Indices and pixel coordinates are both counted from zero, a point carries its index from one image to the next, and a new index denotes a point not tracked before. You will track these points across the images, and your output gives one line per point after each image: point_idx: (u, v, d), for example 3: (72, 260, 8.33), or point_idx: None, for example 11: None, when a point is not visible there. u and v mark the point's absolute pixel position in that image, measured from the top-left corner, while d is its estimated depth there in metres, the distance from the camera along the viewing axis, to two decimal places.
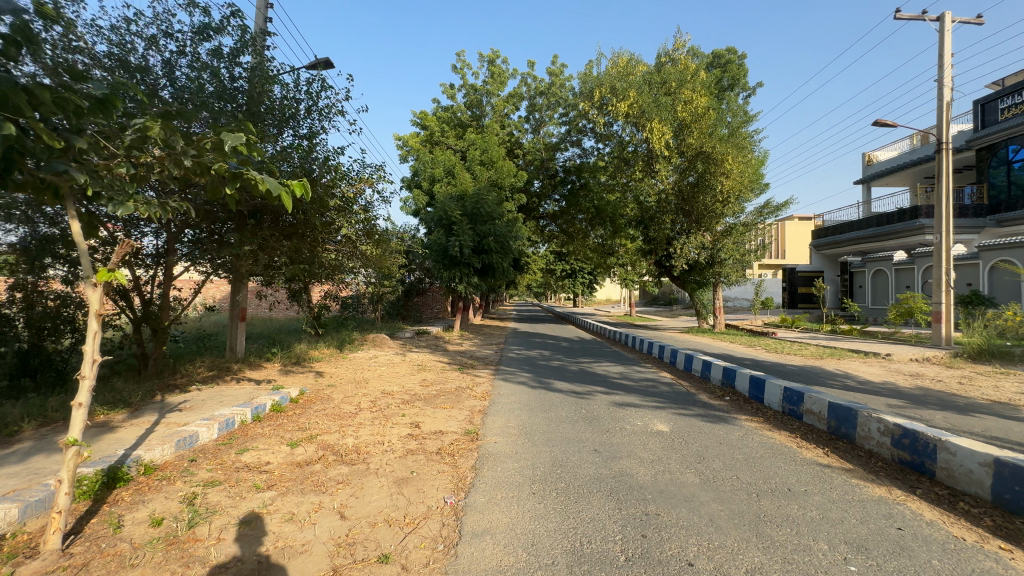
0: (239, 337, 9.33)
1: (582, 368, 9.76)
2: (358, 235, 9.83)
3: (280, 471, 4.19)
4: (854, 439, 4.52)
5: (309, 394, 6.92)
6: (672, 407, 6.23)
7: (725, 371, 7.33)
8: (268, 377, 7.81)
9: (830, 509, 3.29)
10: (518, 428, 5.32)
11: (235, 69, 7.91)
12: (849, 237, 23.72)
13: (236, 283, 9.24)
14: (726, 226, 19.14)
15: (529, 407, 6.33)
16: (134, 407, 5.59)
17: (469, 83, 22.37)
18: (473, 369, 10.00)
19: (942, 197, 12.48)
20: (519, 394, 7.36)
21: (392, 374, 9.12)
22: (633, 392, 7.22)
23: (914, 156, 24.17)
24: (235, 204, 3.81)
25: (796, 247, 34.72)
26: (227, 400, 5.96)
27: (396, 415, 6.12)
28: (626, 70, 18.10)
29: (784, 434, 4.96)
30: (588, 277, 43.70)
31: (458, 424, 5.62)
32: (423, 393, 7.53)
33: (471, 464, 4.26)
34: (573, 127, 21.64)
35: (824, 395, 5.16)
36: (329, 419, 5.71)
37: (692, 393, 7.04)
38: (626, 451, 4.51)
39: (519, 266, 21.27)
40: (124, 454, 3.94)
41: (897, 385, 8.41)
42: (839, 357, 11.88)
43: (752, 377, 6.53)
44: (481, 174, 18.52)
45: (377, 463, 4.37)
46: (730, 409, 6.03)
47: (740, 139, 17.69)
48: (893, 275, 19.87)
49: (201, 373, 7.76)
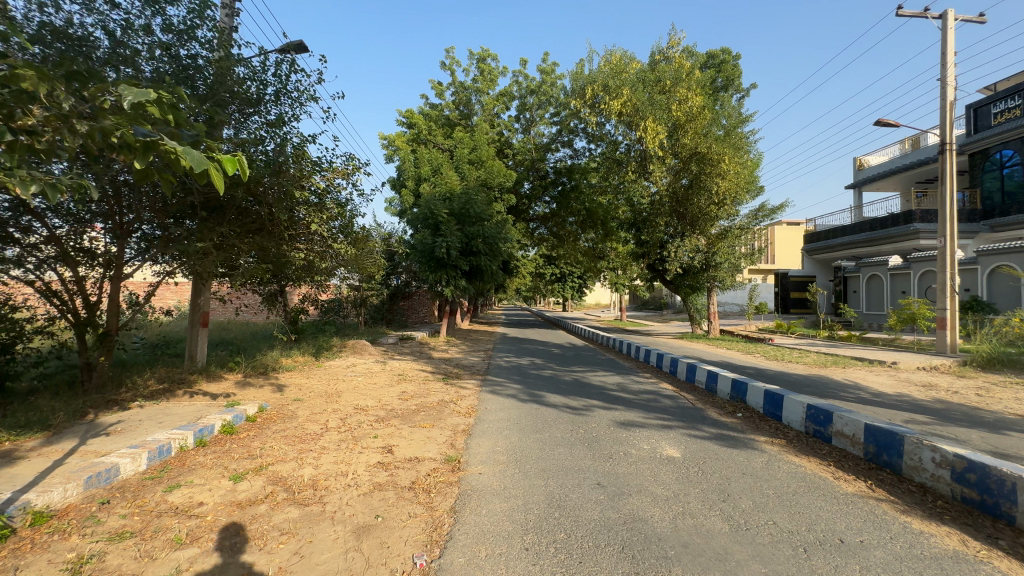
0: (200, 344, 8.49)
1: (576, 378, 9.03)
2: (332, 234, 9.02)
3: (214, 516, 3.42)
4: (900, 469, 3.87)
5: (271, 411, 6.09)
6: (681, 426, 5.53)
7: (734, 383, 6.67)
8: (226, 391, 6.95)
9: (899, 571, 2.61)
10: (508, 455, 4.58)
11: (193, 46, 7.14)
12: (843, 242, 23.47)
13: (198, 285, 8.40)
14: (720, 229, 18.62)
15: (520, 427, 5.58)
16: (53, 429, 4.72)
17: (458, 81, 21.74)
18: (459, 380, 9.22)
19: (945, 200, 12.07)
20: (508, 410, 6.61)
21: (368, 385, 8.30)
22: (635, 408, 6.50)
23: (906, 161, 23.99)
24: (168, 189, 3.07)
25: (787, 252, 34.48)
26: (168, 421, 5.11)
27: (367, 436, 5.32)
28: (619, 68, 17.46)
29: (815, 462, 4.29)
30: (578, 281, 42.95)
31: (438, 449, 4.85)
32: (400, 408, 6.74)
33: (450, 504, 3.51)
34: (565, 127, 21.06)
35: (857, 415, 4.51)
36: (286, 444, 4.89)
37: (700, 410, 6.33)
38: (635, 486, 3.78)
39: (508, 269, 20.59)
40: (9, 500, 3.15)
41: (915, 398, 7.81)
42: (843, 365, 11.30)
43: (767, 391, 5.87)
44: (469, 173, 17.78)
45: (335, 504, 3.58)
46: (746, 429, 5.34)
47: (736, 140, 17.19)
48: (888, 280, 19.53)
49: (150, 387, 6.88)
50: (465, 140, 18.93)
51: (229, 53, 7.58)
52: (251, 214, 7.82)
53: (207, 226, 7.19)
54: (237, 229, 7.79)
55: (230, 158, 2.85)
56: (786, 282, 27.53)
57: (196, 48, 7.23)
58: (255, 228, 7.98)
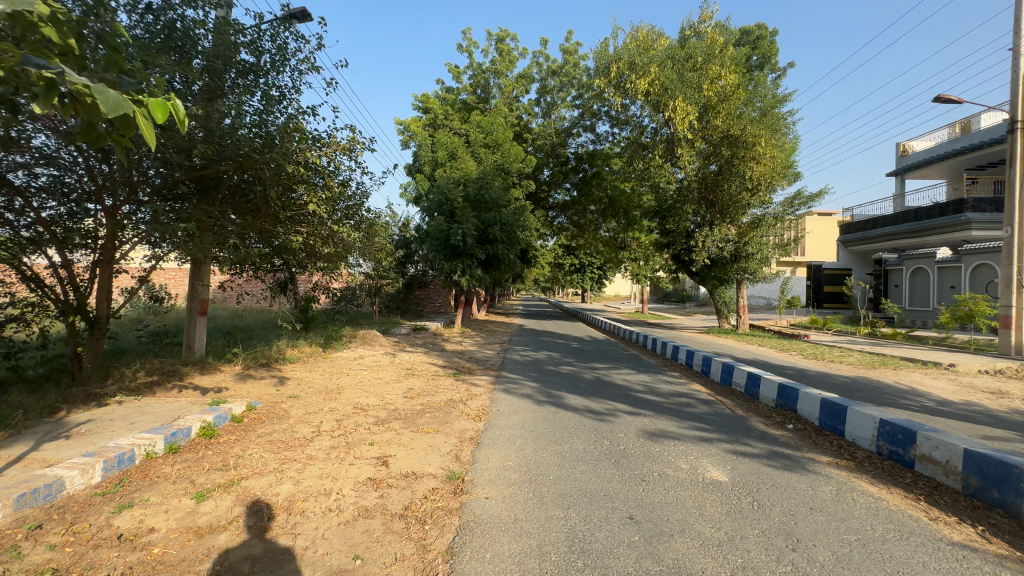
0: (198, 333, 8.05)
1: (598, 377, 8.28)
2: (337, 217, 8.40)
3: (164, 547, 2.83)
4: (1017, 511, 3.06)
5: (261, 410, 5.52)
6: (722, 440, 4.76)
7: (781, 389, 5.85)
8: (218, 386, 6.43)
9: None
10: (520, 473, 3.90)
11: (187, 9, 6.54)
12: (883, 233, 22.01)
13: (197, 270, 7.92)
14: (752, 218, 17.33)
15: (536, 436, 4.88)
16: (13, 428, 4.22)
17: (476, 63, 20.96)
18: (471, 376, 8.56)
19: (1014, 184, 10.85)
20: (522, 413, 5.92)
21: (373, 381, 7.70)
22: (666, 415, 5.73)
23: (955, 146, 22.28)
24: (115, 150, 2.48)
25: (820, 244, 32.82)
26: (141, 421, 4.57)
27: (362, 443, 4.70)
28: (646, 45, 16.44)
29: (902, 495, 3.47)
30: (597, 272, 41.91)
31: (439, 462, 4.19)
32: (404, 408, 6.11)
33: (448, 542, 2.84)
34: (587, 110, 20.12)
35: (949, 436, 3.68)
36: (269, 452, 4.30)
37: (742, 419, 5.53)
38: (677, 523, 3.05)
39: (526, 258, 19.82)
40: None
41: (989, 408, 6.81)
42: (894, 366, 10.27)
43: (824, 400, 5.05)
44: (486, 157, 16.95)
45: (308, 537, 2.93)
46: (802, 447, 4.54)
47: (774, 120, 15.91)
48: (935, 274, 18.18)
49: (137, 379, 6.41)
50: (481, 123, 18.07)
51: (223, 18, 6.96)
52: (244, 192, 7.32)
53: (199, 204, 6.68)
54: (231, 210, 7.33)
55: (161, 103, 2.22)
56: (819, 274, 26.59)
57: (189, 11, 6.60)
58: (250, 208, 7.48)
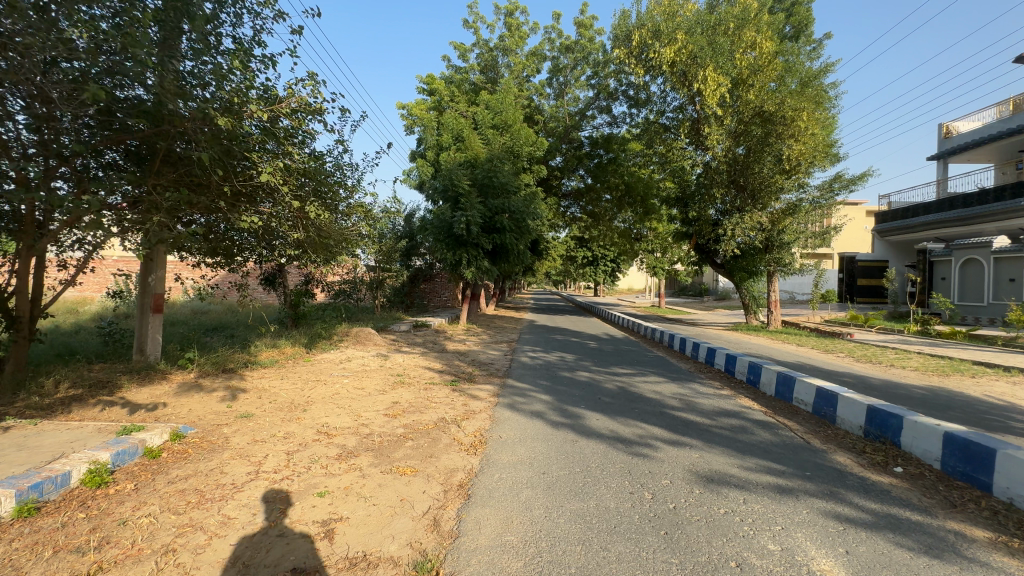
0: (150, 333, 6.88)
1: (622, 387, 6.89)
2: (309, 196, 7.12)
3: None
4: None
5: (190, 439, 4.26)
6: (812, 495, 3.36)
7: (873, 413, 4.43)
8: (154, 402, 5.20)
9: None
10: (526, 561, 2.56)
11: None
12: (925, 222, 20.20)
13: (147, 261, 6.79)
14: (785, 204, 15.60)
15: (548, 485, 3.53)
16: None
17: (484, 41, 19.52)
18: (471, 384, 7.22)
19: None
20: (531, 442, 4.57)
21: (353, 392, 6.42)
22: (721, 448, 4.34)
23: (1007, 126, 20.16)
24: None
25: (851, 236, 30.89)
26: (5, 462, 3.33)
27: (309, 493, 3.40)
28: (672, 11, 14.74)
29: None
30: (611, 265, 39.65)
31: (407, 533, 2.87)
32: (381, 433, 4.81)
33: None
34: (603, 89, 18.59)
35: None
36: (168, 513, 3.02)
37: (825, 456, 4.14)
38: None
39: (537, 250, 18.50)
40: None
41: None
42: (973, 373, 8.66)
43: (953, 438, 3.61)
44: (495, 139, 15.54)
45: None
46: (935, 509, 3.15)
47: (816, 92, 14.14)
48: (991, 266, 16.46)
49: (56, 394, 5.21)
50: (490, 102, 16.64)
51: None
52: (186, 161, 6.06)
53: (126, 175, 5.46)
54: (169, 181, 6.09)
55: None
56: (853, 267, 25.18)
57: None
58: (192, 181, 6.22)
